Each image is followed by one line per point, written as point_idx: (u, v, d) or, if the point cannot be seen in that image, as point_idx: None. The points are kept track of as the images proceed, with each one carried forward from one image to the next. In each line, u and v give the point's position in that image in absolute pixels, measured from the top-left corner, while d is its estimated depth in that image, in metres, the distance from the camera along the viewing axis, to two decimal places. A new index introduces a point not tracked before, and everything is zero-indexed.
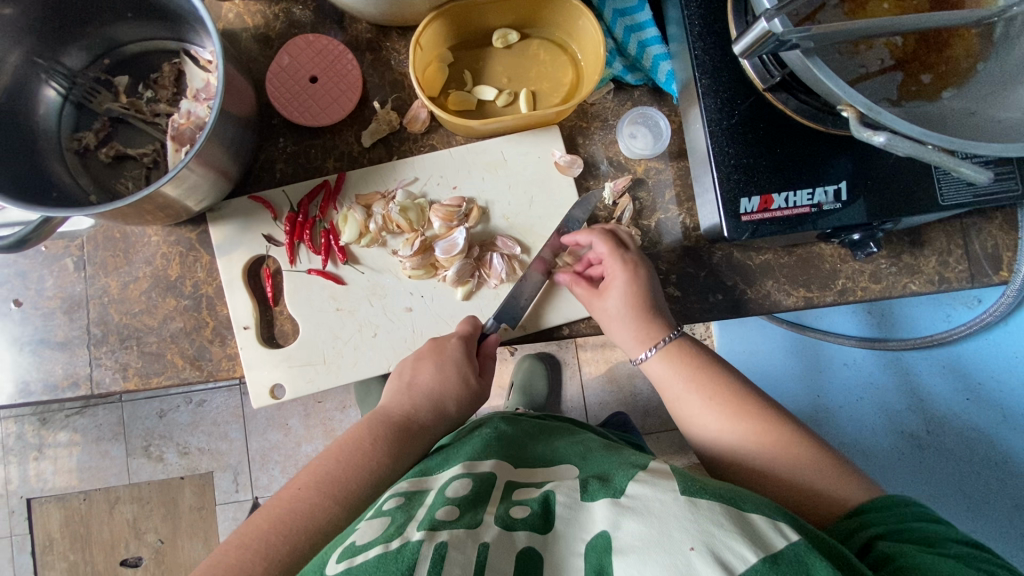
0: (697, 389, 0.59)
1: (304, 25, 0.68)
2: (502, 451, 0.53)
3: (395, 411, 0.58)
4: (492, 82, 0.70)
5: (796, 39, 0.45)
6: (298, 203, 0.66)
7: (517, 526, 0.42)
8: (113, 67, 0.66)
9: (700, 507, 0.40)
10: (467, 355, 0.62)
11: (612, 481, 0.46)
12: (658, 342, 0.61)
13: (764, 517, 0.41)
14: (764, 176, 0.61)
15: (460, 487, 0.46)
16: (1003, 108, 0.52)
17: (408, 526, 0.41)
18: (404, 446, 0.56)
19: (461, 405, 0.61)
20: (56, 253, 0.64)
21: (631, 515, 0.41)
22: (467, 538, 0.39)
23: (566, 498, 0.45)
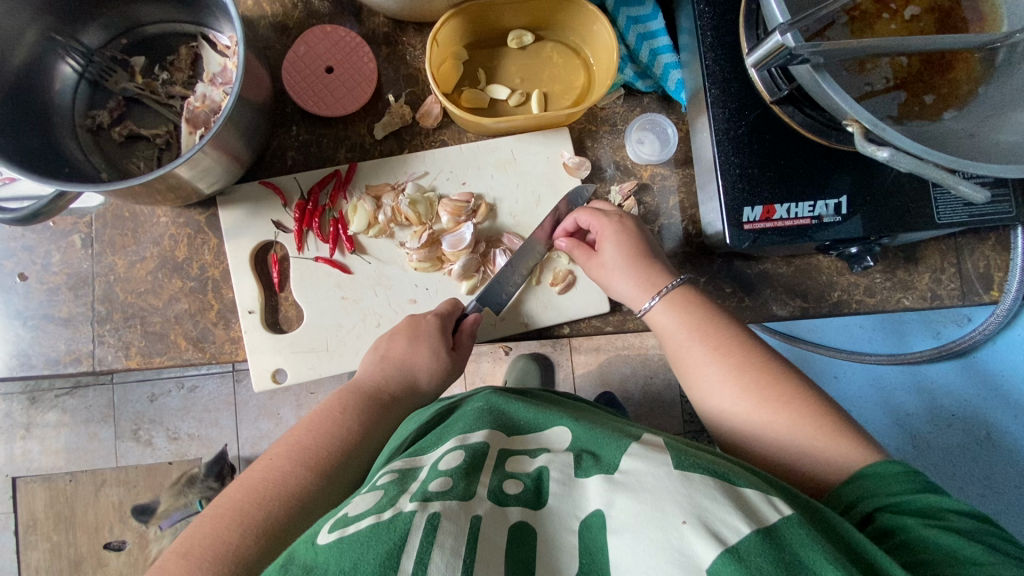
0: (693, 341, 0.58)
1: (322, 16, 0.69)
2: (495, 420, 0.53)
3: (366, 382, 0.59)
4: (505, 82, 0.71)
5: (807, 54, 0.46)
6: (309, 191, 0.66)
7: (509, 501, 0.43)
8: (131, 48, 0.67)
9: (693, 482, 0.41)
10: (442, 330, 0.62)
11: (604, 458, 0.46)
12: (659, 290, 0.61)
13: (757, 492, 0.42)
14: (767, 187, 0.63)
15: (453, 458, 0.46)
16: (1005, 131, 0.54)
17: (402, 498, 0.42)
18: (370, 414, 0.56)
19: (433, 379, 0.61)
20: (64, 229, 0.65)
21: (623, 491, 0.42)
22: (460, 510, 0.40)
23: (559, 474, 0.45)
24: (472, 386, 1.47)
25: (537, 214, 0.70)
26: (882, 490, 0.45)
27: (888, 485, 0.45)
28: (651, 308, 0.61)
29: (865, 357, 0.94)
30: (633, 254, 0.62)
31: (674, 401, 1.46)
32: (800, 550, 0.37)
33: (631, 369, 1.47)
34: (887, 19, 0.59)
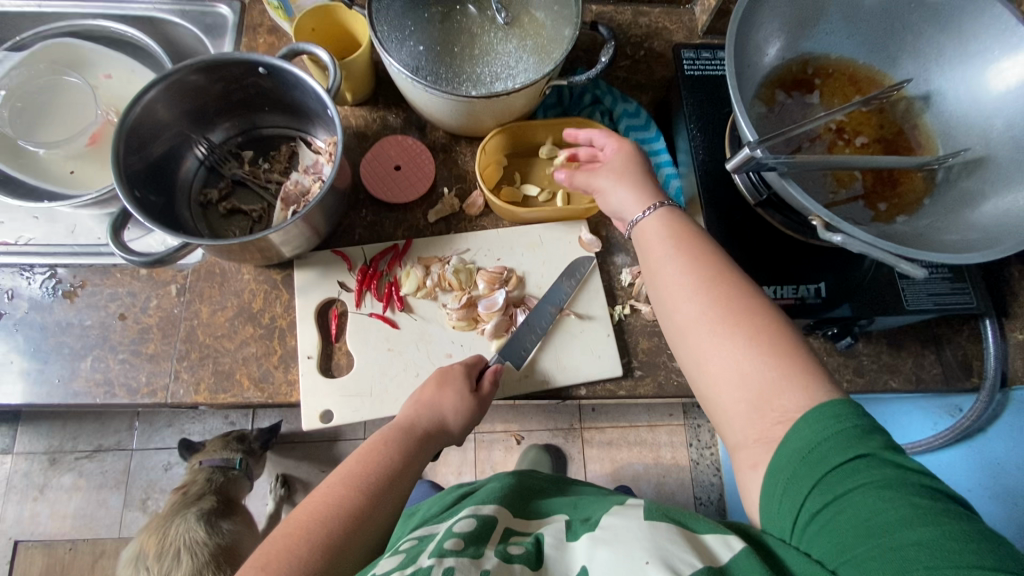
0: (673, 256, 0.61)
1: (395, 129, 0.88)
2: (506, 501, 0.62)
3: (401, 419, 0.67)
4: (536, 182, 0.87)
5: (773, 163, 0.61)
6: (371, 259, 0.80)
7: (514, 559, 0.49)
8: (244, 144, 0.85)
9: (660, 532, 0.48)
10: (466, 375, 0.71)
11: (592, 518, 0.55)
12: (650, 206, 0.67)
13: (716, 537, 0.48)
14: (756, 272, 0.75)
15: (465, 525, 0.55)
16: (950, 232, 0.67)
17: (420, 557, 0.49)
18: (407, 446, 0.63)
19: (460, 418, 0.68)
20: (164, 280, 0.78)
21: (602, 544, 0.48)
22: (471, 565, 0.47)
23: (553, 539, 0.53)
24: (483, 473, 1.48)
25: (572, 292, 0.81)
26: (820, 450, 0.45)
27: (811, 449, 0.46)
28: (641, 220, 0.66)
29: None
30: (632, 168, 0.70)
31: (687, 501, 1.45)
32: None
33: (643, 467, 1.49)
34: (842, 145, 0.75)
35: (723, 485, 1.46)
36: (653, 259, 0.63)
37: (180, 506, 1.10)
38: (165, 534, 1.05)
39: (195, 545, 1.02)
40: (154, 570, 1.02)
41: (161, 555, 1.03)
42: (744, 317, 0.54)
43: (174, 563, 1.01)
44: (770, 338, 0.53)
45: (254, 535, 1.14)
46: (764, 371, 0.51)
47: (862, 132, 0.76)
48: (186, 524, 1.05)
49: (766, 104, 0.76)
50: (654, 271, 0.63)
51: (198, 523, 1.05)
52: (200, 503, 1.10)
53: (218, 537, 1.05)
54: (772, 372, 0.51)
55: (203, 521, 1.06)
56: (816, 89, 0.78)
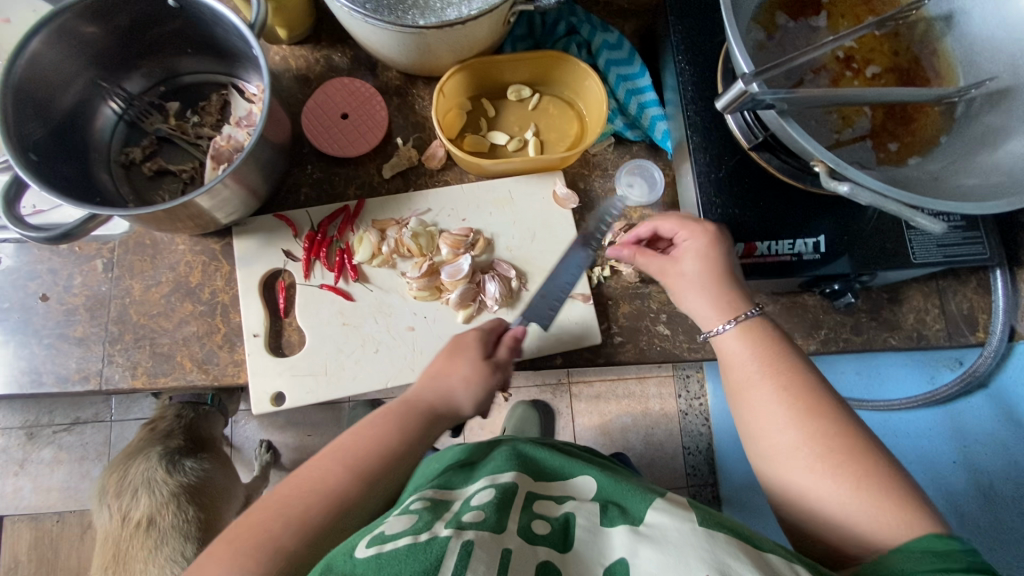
0: (765, 379, 0.54)
1: (341, 70, 0.76)
2: (524, 465, 0.57)
3: (410, 396, 0.58)
4: (505, 129, 0.77)
5: (770, 99, 0.51)
6: (319, 223, 0.71)
7: (537, 540, 0.44)
8: (168, 94, 0.74)
9: (716, 539, 0.43)
10: (484, 343, 0.62)
11: (630, 510, 0.48)
12: (736, 315, 0.58)
13: (781, 558, 0.43)
14: (748, 226, 0.67)
15: (485, 496, 0.49)
16: (966, 176, 0.58)
17: (436, 524, 0.44)
18: (413, 424, 0.55)
19: (471, 394, 0.59)
20: (88, 254, 0.69)
21: (647, 543, 0.43)
22: (492, 540, 0.42)
23: (585, 521, 0.47)
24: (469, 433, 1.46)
25: (550, 257, 0.73)
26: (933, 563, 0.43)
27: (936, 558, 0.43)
28: (723, 332, 0.58)
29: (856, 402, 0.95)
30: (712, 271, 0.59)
31: (675, 453, 1.44)
32: None
33: (632, 420, 1.47)
34: (850, 76, 0.66)
35: (711, 437, 1.44)
36: (738, 381, 0.56)
37: (145, 445, 1.03)
38: (126, 472, 1.01)
39: (153, 484, 0.98)
40: (115, 508, 0.99)
41: (120, 494, 0.99)
42: (862, 458, 0.49)
43: (134, 502, 0.98)
44: (881, 478, 0.48)
45: (234, 473, 1.10)
46: (884, 517, 0.46)
47: (873, 60, 0.66)
48: (148, 462, 1.00)
49: (766, 29, 0.65)
50: (741, 398, 0.56)
51: (158, 463, 1.00)
52: (162, 442, 1.03)
53: (180, 477, 1.00)
54: (873, 514, 0.46)
55: (164, 463, 1.00)
56: (823, 10, 0.67)
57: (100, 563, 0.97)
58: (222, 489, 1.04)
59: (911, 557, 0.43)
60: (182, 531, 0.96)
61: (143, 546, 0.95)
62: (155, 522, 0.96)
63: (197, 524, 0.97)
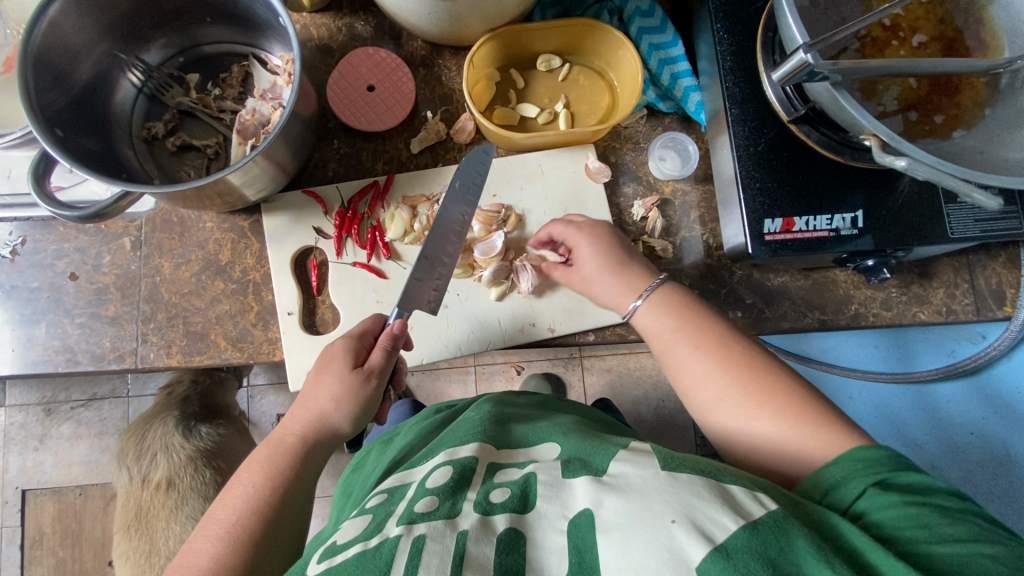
0: (684, 338, 0.56)
1: (364, 40, 0.74)
2: (486, 434, 0.56)
3: (280, 430, 0.58)
4: (534, 101, 0.75)
5: (827, 72, 0.50)
6: (349, 199, 0.70)
7: (495, 510, 0.43)
8: (187, 65, 0.72)
9: (680, 480, 0.42)
10: (353, 350, 0.60)
11: (592, 462, 0.47)
12: (643, 290, 0.60)
13: (742, 487, 0.42)
14: (786, 201, 0.66)
15: (441, 475, 0.48)
16: (1009, 148, 0.57)
17: (387, 522, 0.44)
18: (280, 460, 0.55)
19: (340, 405, 0.58)
20: (116, 233, 0.68)
21: (612, 491, 0.42)
22: (445, 528, 0.41)
23: (547, 478, 0.46)
24: None
25: None
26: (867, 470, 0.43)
27: (872, 464, 0.43)
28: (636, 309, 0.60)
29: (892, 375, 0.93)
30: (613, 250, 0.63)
31: (687, 425, 1.46)
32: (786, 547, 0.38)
33: (643, 392, 1.48)
34: (896, 45, 0.64)
35: None
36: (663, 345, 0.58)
37: (162, 409, 1.03)
38: (143, 435, 1.00)
39: (171, 449, 0.98)
40: (133, 469, 0.99)
41: (140, 457, 0.99)
42: (774, 388, 0.51)
43: (153, 464, 0.98)
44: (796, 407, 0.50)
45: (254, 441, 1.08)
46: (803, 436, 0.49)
47: (920, 28, 0.64)
48: (164, 427, 0.99)
49: None
50: (665, 361, 0.58)
51: (174, 428, 0.99)
52: (179, 407, 1.03)
53: (197, 441, 0.99)
54: (810, 443, 0.47)
55: (180, 427, 0.99)
56: None
57: (123, 520, 0.99)
58: (241, 454, 1.02)
59: (845, 466, 0.44)
60: (201, 492, 0.95)
61: (164, 504, 0.96)
62: (174, 483, 0.96)
63: (214, 486, 0.96)
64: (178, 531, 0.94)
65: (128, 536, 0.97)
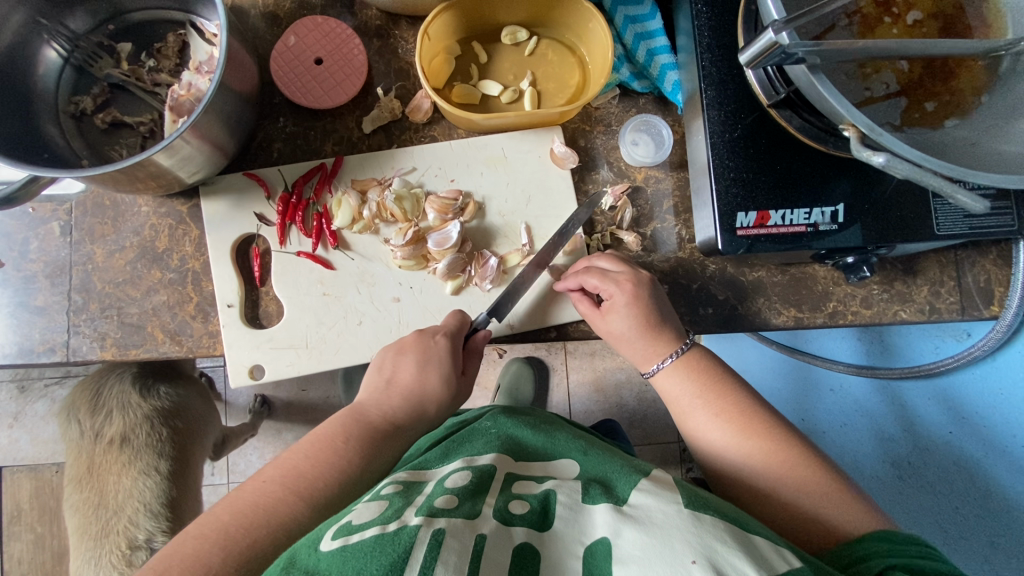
0: (703, 403, 0.59)
1: (314, 7, 0.68)
2: (503, 445, 0.55)
3: (372, 411, 0.57)
4: (498, 78, 0.69)
5: (802, 53, 0.45)
6: (293, 183, 0.65)
7: (514, 521, 0.42)
8: (117, 33, 0.66)
9: (704, 522, 0.40)
10: (452, 352, 0.60)
11: (616, 490, 0.46)
12: (671, 352, 0.61)
13: (768, 541, 0.42)
14: (761, 193, 0.61)
15: (460, 478, 0.47)
16: (1007, 142, 0.52)
17: (407, 511, 0.42)
18: (370, 446, 0.54)
19: (441, 407, 0.59)
20: (44, 216, 0.64)
21: (632, 524, 0.41)
22: (465, 527, 0.40)
23: (566, 498, 0.45)
24: None
25: (549, 224, 0.68)
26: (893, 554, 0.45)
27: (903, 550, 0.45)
28: (656, 370, 0.61)
29: (858, 370, 0.94)
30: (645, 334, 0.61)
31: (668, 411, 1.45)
32: None
33: (625, 376, 1.45)
34: (889, 22, 0.58)
35: None
36: (674, 399, 0.61)
37: (120, 365, 1.00)
38: (98, 392, 0.97)
39: (128, 407, 0.95)
40: (86, 424, 0.97)
41: (94, 411, 0.96)
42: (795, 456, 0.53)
43: (106, 420, 0.96)
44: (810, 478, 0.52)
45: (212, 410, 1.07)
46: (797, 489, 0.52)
47: (916, 4, 0.58)
48: (121, 385, 0.97)
49: None
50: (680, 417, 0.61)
51: (132, 387, 0.97)
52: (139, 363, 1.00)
53: (155, 400, 0.97)
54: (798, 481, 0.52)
55: (138, 385, 0.97)
56: None
57: (74, 472, 0.98)
58: (200, 415, 1.02)
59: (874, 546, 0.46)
60: (157, 449, 0.96)
61: (116, 460, 0.96)
62: (128, 440, 0.95)
63: (171, 445, 0.97)
64: (129, 485, 0.95)
65: (79, 487, 0.97)
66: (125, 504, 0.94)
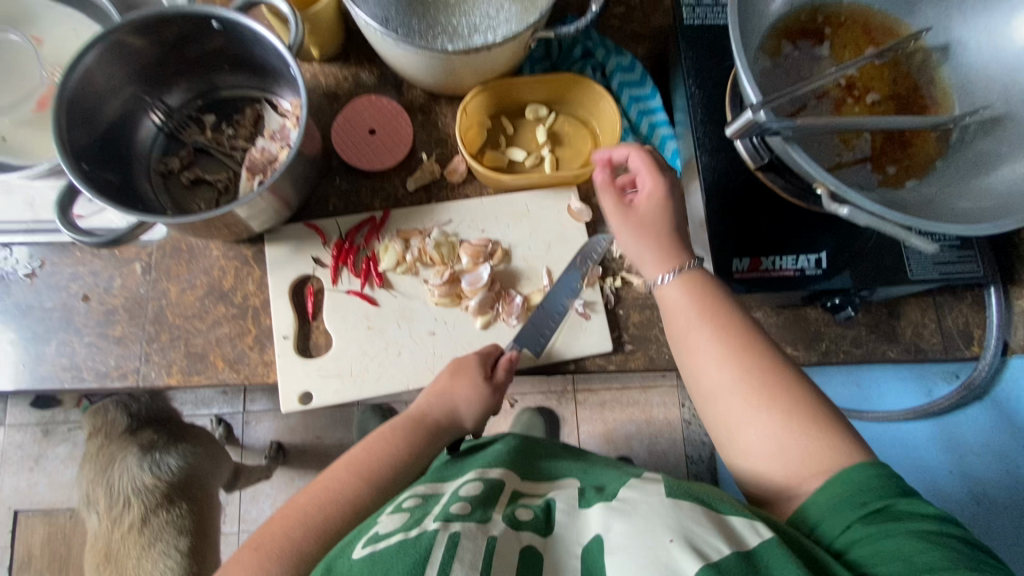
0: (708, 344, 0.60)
1: (368, 88, 0.81)
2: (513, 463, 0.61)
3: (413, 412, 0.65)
4: (522, 146, 0.81)
5: (777, 127, 0.55)
6: (346, 232, 0.75)
7: (522, 526, 0.48)
8: (204, 107, 0.79)
9: (683, 509, 0.46)
10: (481, 362, 0.67)
11: (606, 489, 0.53)
12: (675, 268, 0.64)
13: (741, 518, 0.46)
14: (754, 242, 0.71)
15: (471, 488, 0.53)
16: (963, 198, 0.62)
17: (426, 519, 0.48)
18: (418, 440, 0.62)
19: (474, 409, 0.65)
20: (128, 258, 0.73)
21: (618, 516, 0.46)
22: (477, 531, 0.45)
23: (564, 506, 0.51)
24: None
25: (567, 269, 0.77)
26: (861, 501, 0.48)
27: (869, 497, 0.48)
28: (661, 284, 0.64)
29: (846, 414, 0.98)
30: (663, 232, 0.65)
31: (678, 462, 1.47)
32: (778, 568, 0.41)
33: (636, 427, 1.49)
34: (851, 103, 0.69)
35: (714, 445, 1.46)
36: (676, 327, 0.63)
37: (115, 450, 1.02)
38: (109, 484, 1.00)
39: (141, 489, 0.99)
40: (105, 511, 1.01)
41: (112, 504, 1.00)
42: None
43: (126, 507, 1.00)
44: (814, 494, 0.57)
45: (221, 454, 1.11)
46: None
47: (874, 87, 0.70)
48: (128, 472, 1.00)
49: (772, 56, 0.69)
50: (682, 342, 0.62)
51: (139, 467, 1.00)
52: (135, 443, 1.02)
53: (167, 475, 1.01)
54: None
55: (145, 464, 1.00)
56: (826, 40, 0.71)
57: (93, 560, 1.02)
58: (209, 473, 1.06)
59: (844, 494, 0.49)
60: (176, 527, 1.00)
61: (135, 544, 0.98)
62: (148, 522, 0.99)
63: (190, 519, 1.01)
64: (150, 568, 0.97)
65: (101, 570, 1.01)
66: None
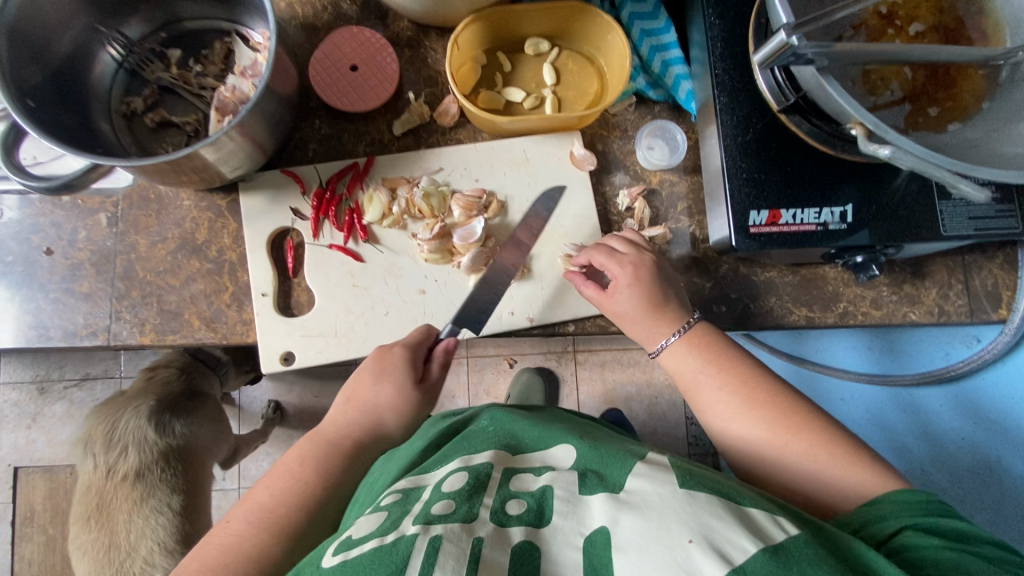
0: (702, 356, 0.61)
1: (349, 19, 0.73)
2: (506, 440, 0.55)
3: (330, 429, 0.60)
4: (521, 86, 0.74)
5: (812, 53, 0.48)
6: (327, 181, 0.69)
7: (510, 522, 0.42)
8: (168, 40, 0.71)
9: (698, 501, 0.41)
10: (404, 360, 0.62)
11: (609, 477, 0.46)
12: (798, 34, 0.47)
13: (763, 512, 0.42)
14: (773, 193, 0.64)
15: (456, 480, 0.47)
16: (1010, 143, 0.55)
17: (403, 520, 0.42)
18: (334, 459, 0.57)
19: (400, 417, 0.60)
20: (92, 208, 0.67)
21: (628, 510, 0.41)
22: (462, 532, 0.40)
23: (564, 492, 0.45)
24: (474, 398, 1.45)
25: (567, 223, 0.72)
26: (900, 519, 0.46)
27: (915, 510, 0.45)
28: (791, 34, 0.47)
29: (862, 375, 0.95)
30: None
31: (679, 424, 1.45)
32: (807, 566, 0.37)
33: (636, 389, 1.46)
34: (892, 34, 0.61)
35: None
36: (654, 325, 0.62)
37: (141, 394, 1.02)
38: (113, 426, 0.98)
39: (143, 443, 0.97)
40: (100, 458, 0.97)
41: (108, 445, 0.97)
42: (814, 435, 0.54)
43: (121, 455, 0.97)
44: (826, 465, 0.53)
45: (222, 428, 1.10)
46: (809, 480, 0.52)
47: (918, 17, 0.62)
48: (137, 419, 0.98)
49: None
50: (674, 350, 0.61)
51: (148, 423, 0.98)
52: (156, 395, 1.02)
53: (171, 437, 1.00)
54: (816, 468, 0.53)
55: (154, 421, 0.99)
56: None
57: (82, 509, 0.98)
58: (207, 447, 1.05)
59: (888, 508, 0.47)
60: (171, 484, 0.98)
61: (128, 496, 0.97)
62: (143, 476, 0.97)
63: (184, 479, 0.99)
64: (140, 524, 0.95)
65: (87, 527, 0.97)
66: (139, 545, 0.95)
